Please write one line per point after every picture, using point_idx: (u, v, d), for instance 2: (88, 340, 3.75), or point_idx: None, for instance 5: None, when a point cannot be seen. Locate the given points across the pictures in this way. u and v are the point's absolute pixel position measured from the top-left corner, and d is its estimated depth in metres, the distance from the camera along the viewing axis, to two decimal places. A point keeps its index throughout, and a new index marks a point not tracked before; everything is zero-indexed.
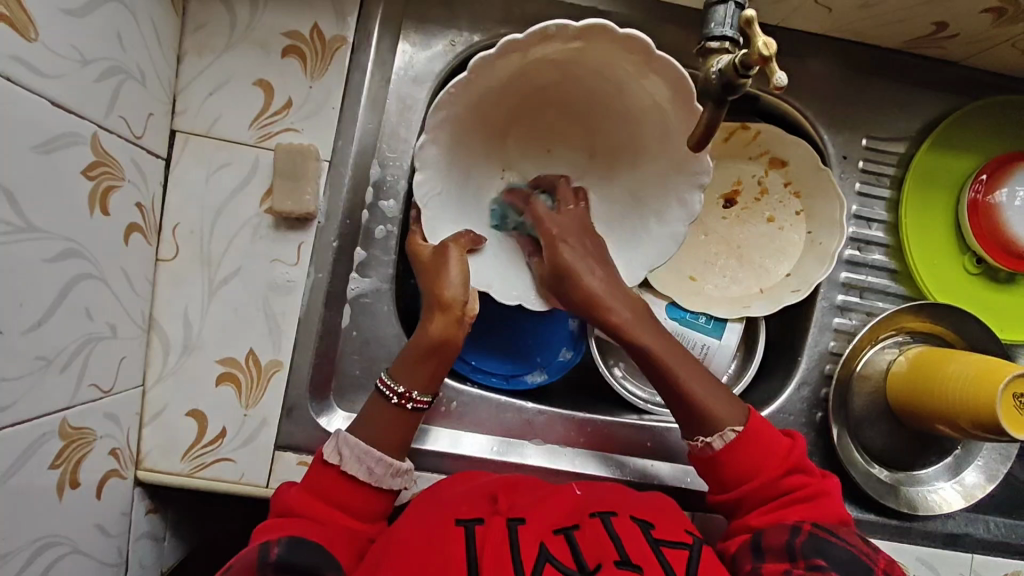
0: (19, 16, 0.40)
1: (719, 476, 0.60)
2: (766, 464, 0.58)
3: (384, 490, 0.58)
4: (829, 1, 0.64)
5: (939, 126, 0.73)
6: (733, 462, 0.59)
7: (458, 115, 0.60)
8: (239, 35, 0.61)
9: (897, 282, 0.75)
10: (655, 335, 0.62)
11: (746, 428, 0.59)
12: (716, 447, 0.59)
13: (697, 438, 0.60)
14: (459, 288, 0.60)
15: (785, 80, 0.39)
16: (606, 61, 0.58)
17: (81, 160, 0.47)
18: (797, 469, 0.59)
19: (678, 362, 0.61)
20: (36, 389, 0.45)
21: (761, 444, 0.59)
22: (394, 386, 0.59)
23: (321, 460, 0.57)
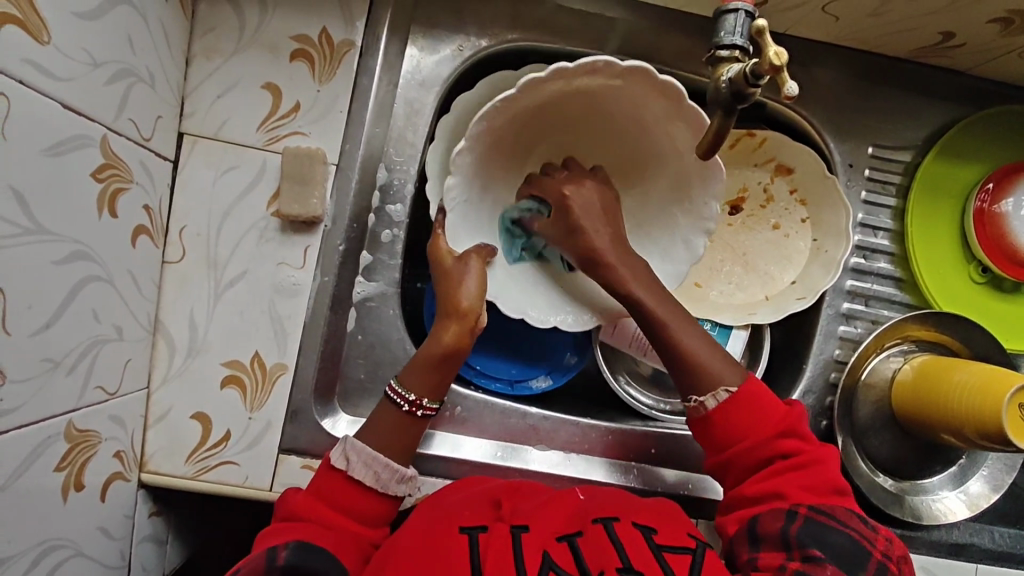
0: (32, 19, 0.40)
1: (713, 439, 0.59)
2: (759, 428, 0.58)
3: (389, 496, 0.57)
4: (836, 9, 0.64)
5: (945, 135, 0.74)
6: (724, 422, 0.58)
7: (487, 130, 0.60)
8: (248, 39, 0.61)
9: (903, 290, 0.75)
10: (687, 333, 0.60)
11: (740, 390, 0.59)
12: (710, 407, 0.59)
13: (691, 398, 0.60)
14: (474, 298, 0.61)
15: (796, 90, 0.39)
16: (638, 99, 0.60)
17: (90, 163, 0.47)
18: (792, 435, 0.58)
19: (719, 364, 0.59)
20: (43, 391, 0.45)
21: (754, 407, 0.58)
22: (404, 393, 0.59)
23: (327, 464, 0.57)
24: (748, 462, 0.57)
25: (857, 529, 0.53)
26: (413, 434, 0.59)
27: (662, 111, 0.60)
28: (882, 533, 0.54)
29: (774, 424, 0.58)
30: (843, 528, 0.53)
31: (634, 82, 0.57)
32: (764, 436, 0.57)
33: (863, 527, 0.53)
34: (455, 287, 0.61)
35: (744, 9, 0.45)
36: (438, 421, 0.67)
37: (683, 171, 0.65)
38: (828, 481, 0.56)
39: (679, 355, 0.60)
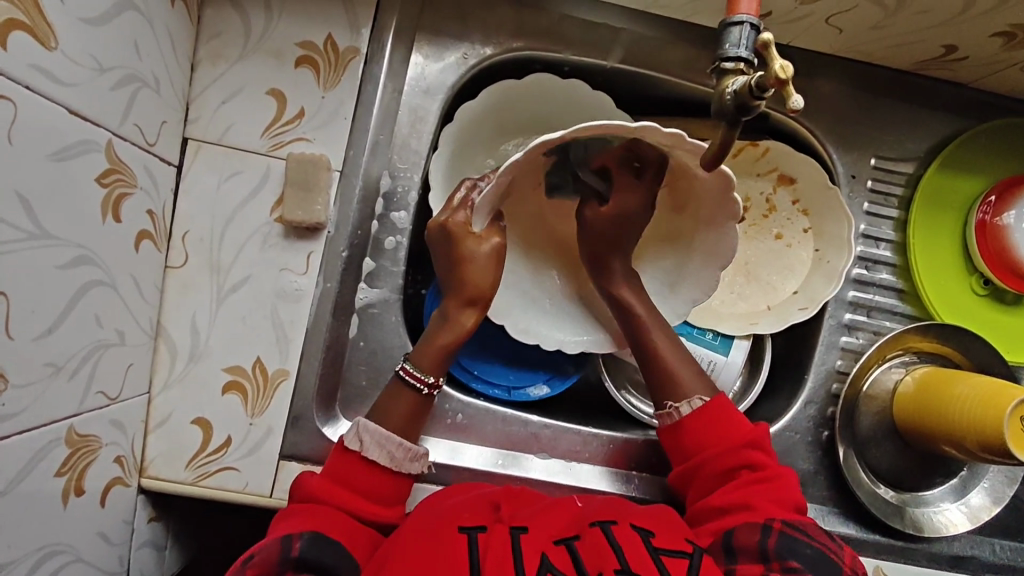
0: (40, 25, 0.40)
1: (683, 445, 0.61)
2: (726, 440, 0.59)
3: (403, 474, 0.58)
4: (839, 21, 0.64)
5: (947, 147, 0.74)
6: (692, 431, 0.61)
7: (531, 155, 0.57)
8: (253, 45, 0.61)
9: (905, 301, 0.75)
10: (662, 341, 0.64)
11: (711, 401, 0.62)
12: (683, 413, 0.61)
13: (666, 405, 0.63)
14: (495, 275, 0.62)
15: (801, 103, 0.39)
16: (689, 172, 0.58)
17: (95, 168, 0.47)
18: (756, 449, 0.59)
19: (690, 373, 0.63)
20: (44, 396, 0.44)
21: (721, 420, 0.60)
22: (424, 377, 0.59)
23: (342, 447, 0.57)
24: (714, 474, 0.59)
25: (824, 542, 0.52)
26: (423, 414, 0.61)
27: (706, 191, 0.58)
28: (846, 551, 0.52)
29: (739, 436, 0.59)
30: (810, 540, 0.52)
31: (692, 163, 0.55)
32: (729, 448, 0.59)
33: (829, 540, 0.52)
34: (468, 267, 0.61)
35: (749, 22, 0.45)
36: (439, 427, 0.67)
37: (696, 238, 0.64)
38: (789, 496, 0.57)
39: (658, 362, 0.64)
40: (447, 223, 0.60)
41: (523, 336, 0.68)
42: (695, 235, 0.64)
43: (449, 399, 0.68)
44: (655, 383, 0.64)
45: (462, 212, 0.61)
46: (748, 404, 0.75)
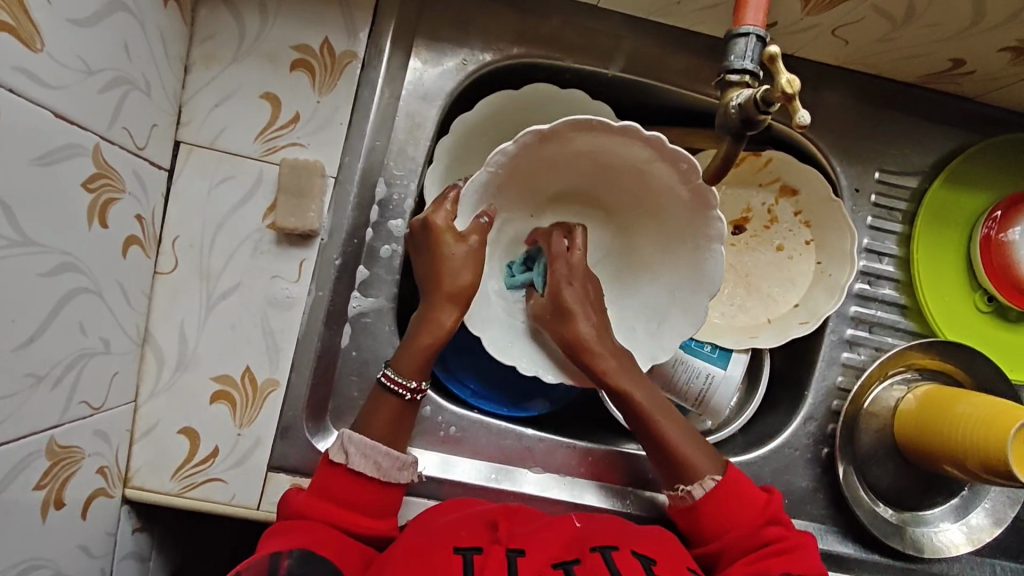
0: (25, 25, 0.39)
1: (699, 529, 0.59)
2: (740, 518, 0.57)
3: (390, 483, 0.56)
4: (846, 33, 0.63)
5: (951, 162, 0.73)
6: (709, 514, 0.58)
7: (525, 151, 0.59)
8: (248, 47, 0.60)
9: (907, 318, 0.74)
10: (667, 424, 0.61)
11: (724, 478, 0.59)
12: (696, 496, 0.59)
13: (677, 487, 0.60)
14: (474, 273, 0.59)
15: (808, 119, 0.39)
16: (673, 196, 0.60)
17: (81, 173, 0.46)
18: (773, 522, 0.57)
19: (700, 454, 0.60)
20: (25, 407, 0.43)
21: (738, 498, 0.58)
22: (406, 382, 0.58)
23: (326, 460, 0.55)
24: (732, 552, 0.57)
25: None
26: (408, 422, 0.59)
27: (686, 212, 0.61)
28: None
29: (756, 514, 0.57)
30: None
31: (671, 178, 0.59)
32: (745, 527, 0.57)
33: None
34: (447, 262, 0.58)
35: (755, 34, 0.45)
36: (432, 440, 0.66)
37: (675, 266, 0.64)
38: (813, 568, 0.54)
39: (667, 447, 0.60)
40: (429, 218, 0.58)
41: (501, 355, 0.63)
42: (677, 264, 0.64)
43: (443, 410, 0.66)
44: (662, 462, 0.61)
45: (444, 210, 0.59)
46: (745, 420, 0.74)
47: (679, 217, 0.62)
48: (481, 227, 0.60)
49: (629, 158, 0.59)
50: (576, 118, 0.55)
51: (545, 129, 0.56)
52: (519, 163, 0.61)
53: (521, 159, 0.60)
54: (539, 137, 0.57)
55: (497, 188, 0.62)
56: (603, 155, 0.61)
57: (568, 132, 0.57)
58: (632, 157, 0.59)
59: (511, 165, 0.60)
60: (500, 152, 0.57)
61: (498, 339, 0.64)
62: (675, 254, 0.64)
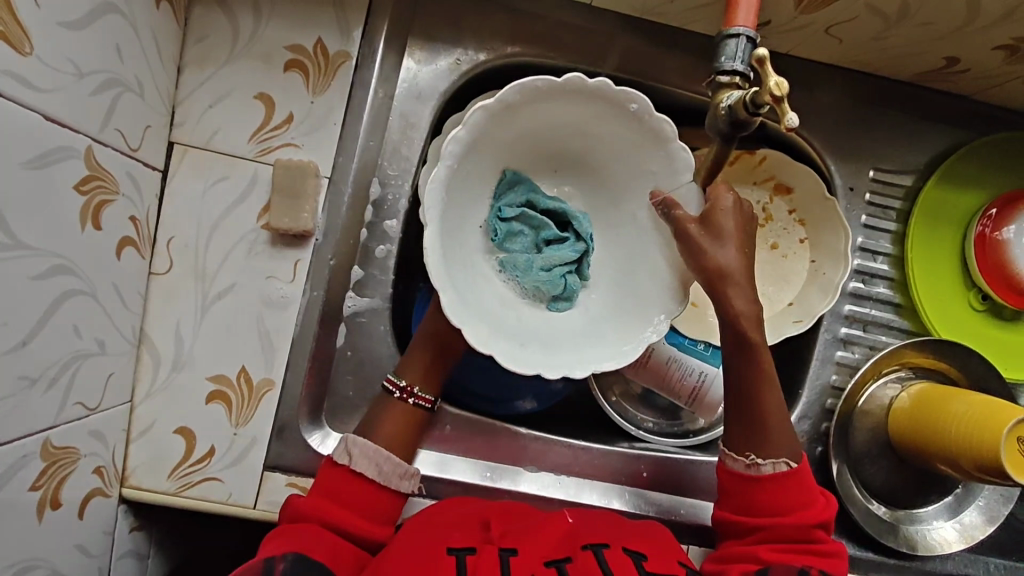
0: (15, 30, 0.39)
1: (749, 497, 0.58)
2: (794, 507, 0.57)
3: (393, 492, 0.57)
4: (840, 32, 0.63)
5: (946, 160, 0.73)
6: (766, 492, 0.57)
7: (479, 135, 0.58)
8: (241, 48, 0.60)
9: (902, 316, 0.74)
10: (769, 390, 0.58)
11: (799, 469, 0.58)
12: (765, 470, 0.58)
13: (748, 455, 0.58)
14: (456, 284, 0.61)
15: (796, 120, 0.38)
16: (628, 137, 0.61)
17: (74, 175, 0.46)
18: (822, 525, 0.57)
19: (784, 435, 0.58)
20: (20, 408, 0.43)
21: (801, 491, 0.57)
22: (398, 380, 0.60)
23: (331, 462, 0.56)
24: (769, 532, 0.57)
25: None
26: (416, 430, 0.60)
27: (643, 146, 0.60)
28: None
29: (817, 513, 0.57)
30: None
31: (625, 120, 0.59)
32: (797, 517, 0.56)
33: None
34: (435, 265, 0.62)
35: (744, 35, 0.45)
36: (427, 439, 0.66)
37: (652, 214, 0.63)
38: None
39: (758, 414, 0.58)
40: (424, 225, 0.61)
41: (517, 366, 0.54)
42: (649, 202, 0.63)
43: (438, 410, 0.67)
44: (745, 427, 0.59)
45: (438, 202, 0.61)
46: None
47: (638, 158, 0.62)
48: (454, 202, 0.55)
49: (583, 113, 0.60)
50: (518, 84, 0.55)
51: (496, 101, 0.55)
52: (480, 143, 0.59)
53: (477, 143, 0.59)
54: (492, 111, 0.56)
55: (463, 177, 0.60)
56: (560, 116, 0.61)
57: (519, 102, 0.57)
58: (580, 108, 0.59)
59: (469, 153, 0.58)
60: (455, 138, 0.55)
61: (511, 347, 0.56)
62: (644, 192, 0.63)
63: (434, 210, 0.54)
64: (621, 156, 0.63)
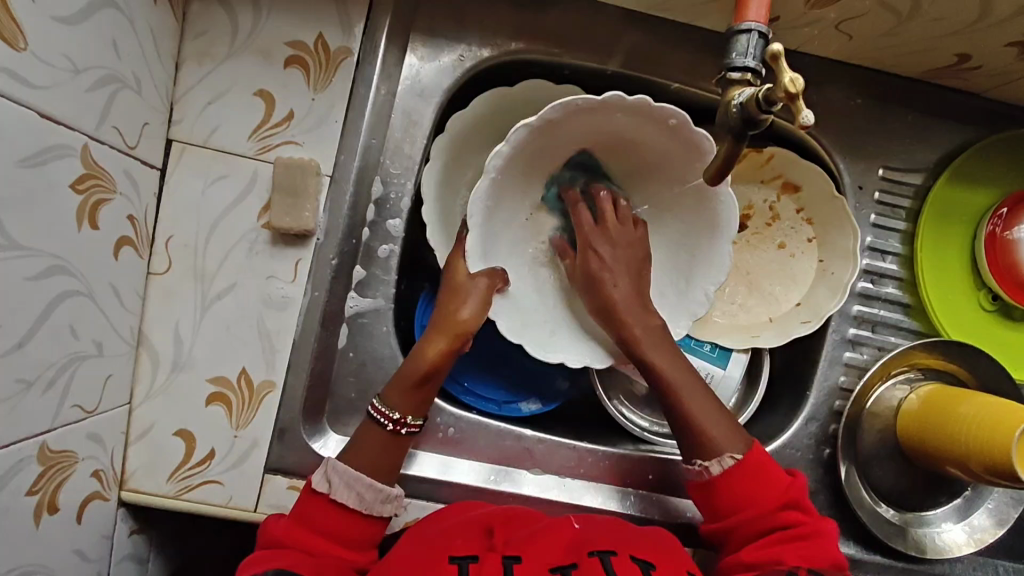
0: (8, 25, 0.38)
1: (714, 503, 0.58)
2: (757, 496, 0.56)
3: (373, 517, 0.55)
4: (850, 28, 0.62)
5: (956, 158, 0.72)
6: (725, 490, 0.57)
7: (519, 153, 0.58)
8: (242, 44, 0.59)
9: (910, 316, 0.73)
10: (689, 392, 0.60)
11: (746, 458, 0.57)
12: (715, 473, 0.57)
13: (694, 462, 0.58)
14: (476, 313, 0.59)
15: (811, 118, 0.37)
16: (670, 151, 0.60)
17: (70, 174, 0.45)
18: (794, 505, 0.56)
19: (720, 429, 0.58)
20: (16, 412, 0.43)
21: (758, 477, 0.56)
22: (390, 412, 0.56)
23: (309, 489, 0.54)
24: (750, 531, 0.55)
25: None
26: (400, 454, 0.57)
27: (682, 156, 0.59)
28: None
29: (777, 493, 0.56)
30: None
31: (664, 134, 0.58)
32: (763, 506, 0.55)
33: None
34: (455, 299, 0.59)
35: (756, 30, 0.44)
36: (430, 441, 0.66)
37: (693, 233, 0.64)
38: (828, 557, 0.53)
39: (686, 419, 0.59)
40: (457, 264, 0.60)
41: (545, 356, 0.63)
42: (695, 213, 0.63)
43: (441, 412, 0.66)
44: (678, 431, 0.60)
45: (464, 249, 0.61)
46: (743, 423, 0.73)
47: (677, 170, 0.61)
48: (495, 273, 0.61)
49: (625, 128, 0.59)
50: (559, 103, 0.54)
51: (537, 119, 0.55)
52: (519, 159, 0.59)
53: (517, 159, 0.59)
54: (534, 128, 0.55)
55: (502, 193, 0.61)
56: (601, 133, 0.60)
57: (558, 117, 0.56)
58: (621, 124, 0.58)
59: (510, 167, 0.59)
60: (496, 156, 0.55)
61: (540, 337, 0.64)
62: (691, 204, 0.63)
63: (475, 219, 0.59)
64: (662, 172, 0.62)
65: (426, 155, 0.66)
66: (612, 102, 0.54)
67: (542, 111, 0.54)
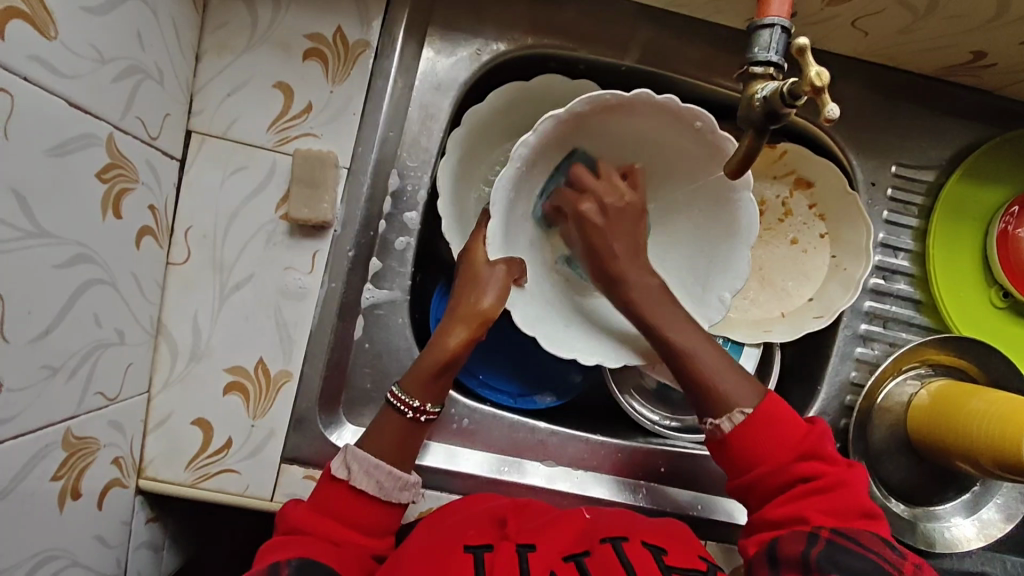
0: (39, 13, 0.39)
1: (731, 459, 0.56)
2: (777, 449, 0.55)
3: (392, 503, 0.55)
4: (866, 25, 0.62)
5: (969, 156, 0.72)
6: (743, 445, 0.55)
7: (547, 144, 0.59)
8: (261, 35, 0.59)
9: (921, 313, 0.73)
10: (697, 345, 0.57)
11: (756, 412, 0.55)
12: (726, 429, 0.56)
13: (707, 420, 0.57)
14: (497, 301, 0.59)
15: (836, 112, 0.38)
16: (691, 153, 0.61)
17: (96, 164, 0.46)
18: (813, 454, 0.55)
19: (732, 383, 0.56)
20: (41, 398, 0.43)
21: (776, 427, 0.55)
22: (409, 401, 0.57)
23: (329, 476, 0.55)
24: (770, 483, 0.55)
25: (883, 553, 0.50)
26: (414, 440, 0.58)
27: (702, 155, 0.61)
28: (909, 559, 0.51)
29: (796, 443, 0.55)
30: (867, 552, 0.50)
31: (690, 135, 0.59)
32: (783, 458, 0.55)
33: (890, 552, 0.51)
34: (471, 285, 0.59)
35: (779, 25, 0.44)
36: (444, 432, 0.66)
37: (712, 234, 0.64)
38: (852, 504, 0.54)
39: (694, 374, 0.57)
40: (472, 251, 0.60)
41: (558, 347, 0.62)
42: (717, 216, 0.64)
43: (456, 404, 0.66)
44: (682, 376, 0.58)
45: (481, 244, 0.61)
46: None
47: (701, 172, 0.62)
48: (513, 263, 0.61)
49: (650, 127, 0.60)
50: (590, 96, 0.56)
51: (566, 110, 0.56)
52: (545, 155, 0.61)
53: (545, 152, 0.60)
54: (561, 121, 0.57)
55: (525, 185, 0.61)
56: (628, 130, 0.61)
57: (585, 112, 0.57)
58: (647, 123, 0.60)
59: (536, 158, 0.60)
60: (524, 143, 0.57)
61: (554, 330, 0.63)
62: (711, 207, 0.64)
63: (498, 205, 0.59)
64: (684, 175, 0.64)
65: (442, 149, 0.66)
66: (642, 99, 0.56)
67: (570, 103, 0.56)
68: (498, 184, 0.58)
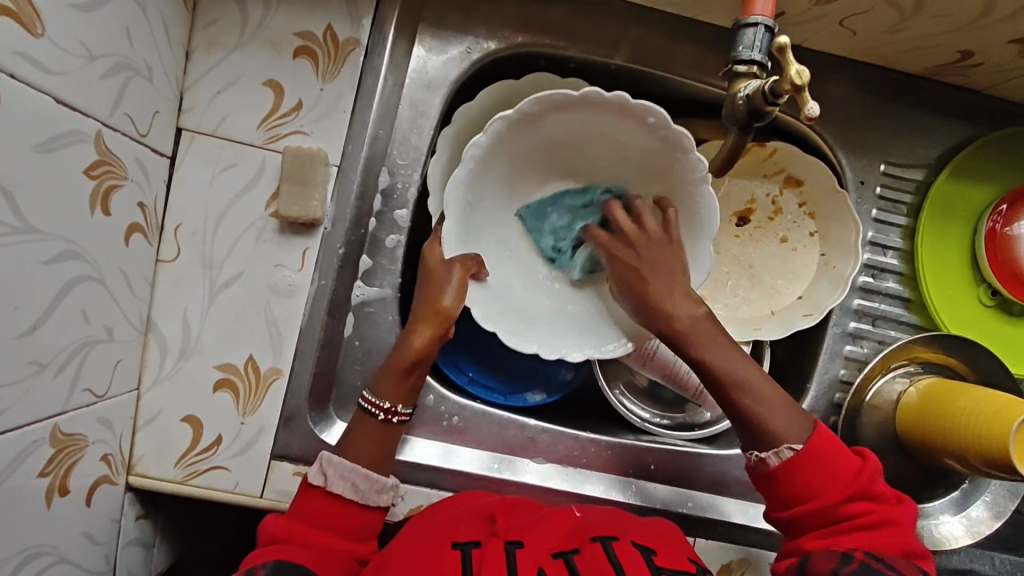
0: (25, 10, 0.39)
1: (778, 494, 0.55)
2: (829, 487, 0.54)
3: (370, 507, 0.55)
4: (854, 24, 0.63)
5: (958, 155, 0.72)
6: (793, 481, 0.54)
7: (504, 144, 0.60)
8: (250, 33, 0.59)
9: (910, 311, 0.73)
10: (744, 382, 0.56)
11: (806, 446, 0.54)
12: (772, 464, 0.55)
13: (752, 452, 0.56)
14: (457, 299, 0.59)
15: (817, 110, 0.38)
16: (655, 152, 0.59)
17: (84, 160, 0.46)
18: (865, 495, 0.54)
19: (778, 417, 0.55)
20: (29, 393, 0.43)
21: (826, 465, 0.54)
22: (379, 401, 0.57)
23: (305, 482, 0.55)
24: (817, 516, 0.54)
25: None
26: (388, 439, 0.58)
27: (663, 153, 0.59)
28: None
29: (848, 484, 0.54)
30: None
31: (647, 132, 0.58)
32: (835, 497, 0.54)
33: None
34: (432, 288, 0.59)
35: (763, 23, 0.44)
36: (434, 430, 0.66)
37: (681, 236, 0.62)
38: (899, 545, 0.53)
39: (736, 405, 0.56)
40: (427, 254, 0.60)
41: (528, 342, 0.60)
42: (683, 216, 0.61)
43: (445, 401, 0.67)
44: (722, 402, 0.57)
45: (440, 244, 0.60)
46: None
47: (668, 168, 0.60)
48: (470, 261, 0.60)
49: (609, 126, 0.59)
50: (540, 96, 0.56)
51: (515, 111, 0.57)
52: (507, 155, 0.61)
53: (505, 153, 0.61)
54: (512, 123, 0.58)
55: (488, 185, 0.62)
56: (591, 129, 0.60)
57: (538, 112, 0.58)
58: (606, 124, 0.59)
59: (496, 161, 0.61)
60: (475, 145, 0.57)
61: (526, 330, 0.61)
62: (678, 208, 0.61)
63: (454, 208, 0.60)
64: (655, 172, 0.61)
65: (432, 147, 0.66)
66: (589, 97, 0.55)
67: (518, 106, 0.56)
68: (450, 184, 0.59)
